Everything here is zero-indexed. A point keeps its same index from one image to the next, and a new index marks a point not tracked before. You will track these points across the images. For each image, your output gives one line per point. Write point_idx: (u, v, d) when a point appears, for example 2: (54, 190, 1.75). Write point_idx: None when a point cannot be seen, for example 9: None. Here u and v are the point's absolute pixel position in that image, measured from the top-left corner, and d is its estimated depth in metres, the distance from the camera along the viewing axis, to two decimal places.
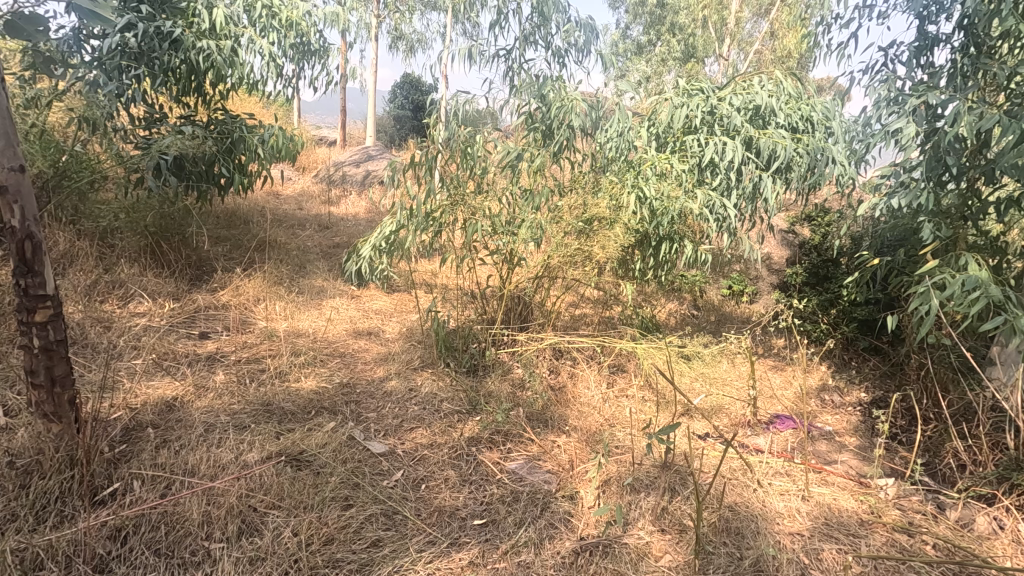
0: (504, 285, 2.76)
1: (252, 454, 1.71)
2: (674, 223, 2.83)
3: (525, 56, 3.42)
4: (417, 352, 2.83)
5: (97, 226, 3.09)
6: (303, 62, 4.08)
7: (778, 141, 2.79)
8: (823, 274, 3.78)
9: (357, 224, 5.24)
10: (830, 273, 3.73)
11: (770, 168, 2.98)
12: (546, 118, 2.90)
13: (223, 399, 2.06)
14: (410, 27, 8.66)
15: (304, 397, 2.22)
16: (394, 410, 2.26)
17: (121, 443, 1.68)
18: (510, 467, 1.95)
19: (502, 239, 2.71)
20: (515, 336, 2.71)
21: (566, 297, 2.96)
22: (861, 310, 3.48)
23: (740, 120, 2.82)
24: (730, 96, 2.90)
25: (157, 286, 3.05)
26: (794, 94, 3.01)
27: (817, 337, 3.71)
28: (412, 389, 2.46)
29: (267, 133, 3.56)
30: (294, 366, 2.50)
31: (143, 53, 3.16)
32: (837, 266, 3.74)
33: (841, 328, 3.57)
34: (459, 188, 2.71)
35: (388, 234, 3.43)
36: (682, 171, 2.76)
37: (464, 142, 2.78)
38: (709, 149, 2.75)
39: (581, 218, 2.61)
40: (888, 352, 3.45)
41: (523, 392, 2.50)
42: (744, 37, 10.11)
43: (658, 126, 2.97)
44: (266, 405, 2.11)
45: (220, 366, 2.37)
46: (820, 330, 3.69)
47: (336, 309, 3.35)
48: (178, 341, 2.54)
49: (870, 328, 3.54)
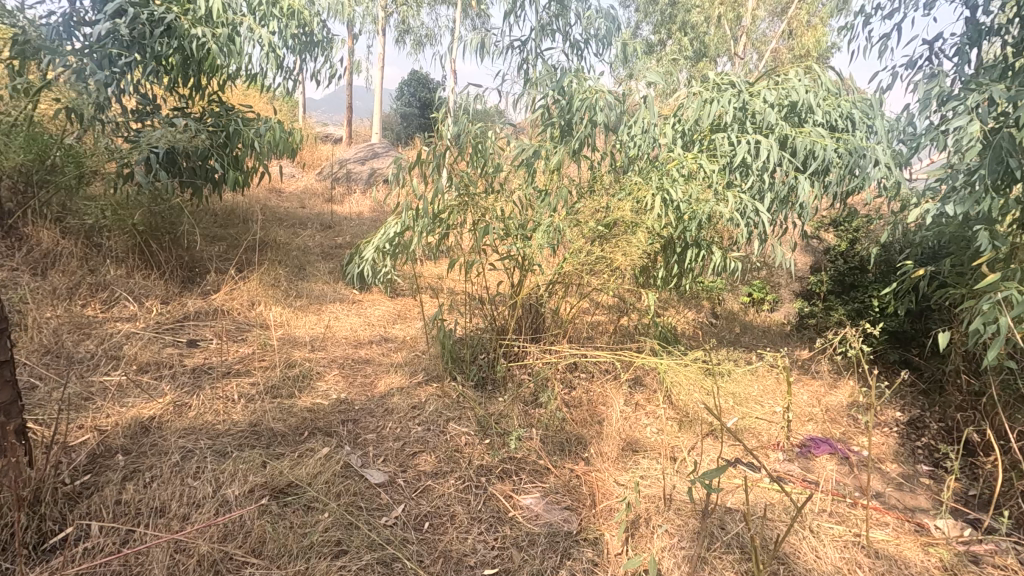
0: (516, 292, 2.56)
1: (232, 488, 1.52)
2: (701, 229, 2.61)
3: (541, 47, 3.18)
4: (422, 364, 2.63)
5: (83, 223, 2.90)
6: (304, 55, 3.86)
7: (819, 141, 2.55)
8: (849, 282, 3.60)
9: (361, 223, 5.06)
10: (856, 281, 3.54)
11: (807, 169, 2.75)
12: (566, 112, 2.65)
13: (205, 419, 1.86)
14: (416, 21, 8.44)
15: (297, 415, 2.03)
16: (395, 432, 2.06)
17: (84, 474, 1.49)
18: (524, 502, 1.74)
19: (515, 243, 2.49)
20: (528, 349, 2.52)
21: (582, 305, 2.75)
22: (891, 321, 3.28)
23: (775, 118, 2.59)
24: (764, 90, 2.67)
25: (145, 289, 2.86)
26: (833, 90, 2.77)
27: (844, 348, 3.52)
28: (416, 407, 2.26)
29: (264, 126, 3.33)
30: (288, 379, 2.30)
31: (134, 41, 2.97)
32: (865, 274, 3.52)
33: (870, 340, 3.38)
34: (469, 187, 2.49)
35: (392, 235, 3.23)
36: (712, 172, 2.54)
37: (474, 137, 2.58)
38: (742, 149, 2.52)
39: (601, 222, 2.39)
40: (922, 367, 3.22)
41: (535, 412, 2.30)
42: (757, 36, 9.89)
43: (685, 124, 2.74)
44: (253, 426, 1.90)
45: (207, 379, 2.18)
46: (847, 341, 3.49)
47: (335, 316, 3.15)
48: (162, 351, 2.35)
49: (901, 341, 3.35)
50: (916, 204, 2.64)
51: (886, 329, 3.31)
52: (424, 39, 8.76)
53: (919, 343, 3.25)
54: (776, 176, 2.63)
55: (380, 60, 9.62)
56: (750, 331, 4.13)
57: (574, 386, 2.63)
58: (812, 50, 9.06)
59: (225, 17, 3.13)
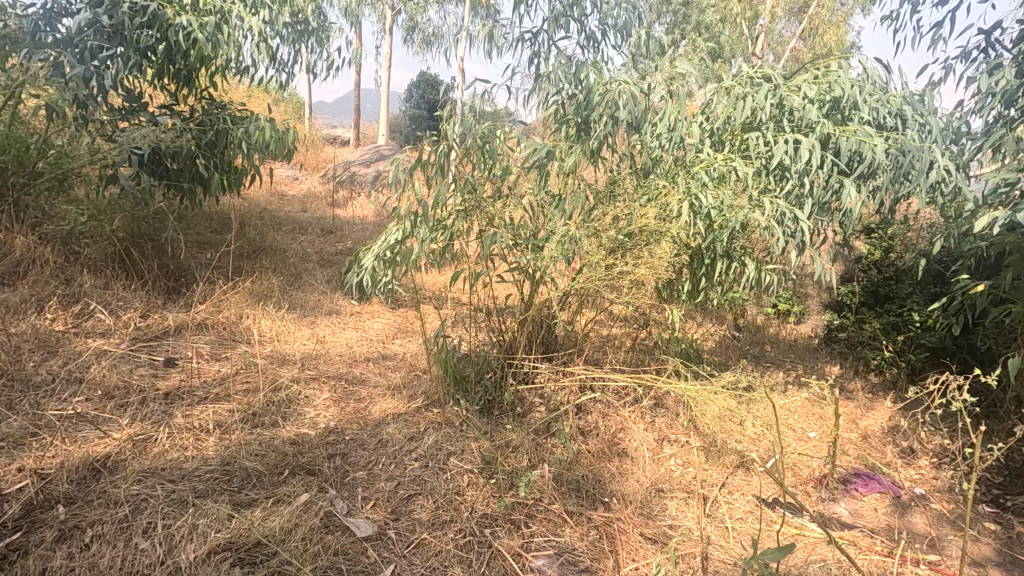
0: (527, 308, 2.32)
1: (188, 551, 1.30)
2: (734, 238, 2.34)
3: (555, 38, 2.89)
4: (422, 386, 2.39)
5: (59, 229, 2.65)
6: (300, 43, 3.66)
7: (868, 140, 2.27)
8: (884, 293, 3.32)
9: (364, 228, 4.82)
10: (893, 292, 3.26)
11: (852, 172, 2.47)
12: (584, 107, 2.38)
13: (170, 457, 1.63)
14: (423, 19, 8.31)
15: (277, 451, 1.79)
16: (389, 470, 1.82)
17: (13, 533, 1.27)
18: (536, 564, 1.52)
19: (525, 254, 2.25)
20: (539, 371, 2.29)
21: (599, 318, 2.51)
22: (930, 336, 3.02)
23: (816, 114, 2.31)
24: (803, 84, 2.39)
25: (123, 301, 2.63)
26: (882, 83, 2.48)
27: (878, 365, 3.29)
28: (413, 439, 2.02)
29: (254, 125, 3.07)
30: (272, 405, 2.07)
31: (116, 32, 2.84)
32: (901, 283, 3.25)
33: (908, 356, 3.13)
34: (475, 192, 2.25)
35: (393, 243, 3.00)
36: (746, 175, 2.28)
37: (481, 137, 2.32)
38: (780, 149, 2.24)
39: (623, 231, 2.15)
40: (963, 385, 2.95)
41: (548, 448, 2.06)
42: (774, 37, 9.68)
43: (714, 122, 2.47)
44: (225, 465, 1.67)
45: (179, 405, 1.95)
46: (882, 357, 3.26)
47: (330, 330, 2.91)
48: (134, 371, 2.12)
49: (941, 357, 3.08)
50: (978, 212, 2.35)
51: (925, 344, 3.05)
52: (431, 39, 8.63)
53: (961, 360, 2.99)
54: (819, 180, 2.35)
55: (387, 61, 9.44)
56: (777, 347, 3.83)
57: (590, 412, 2.38)
58: (835, 48, 8.74)
59: (211, 4, 2.96)
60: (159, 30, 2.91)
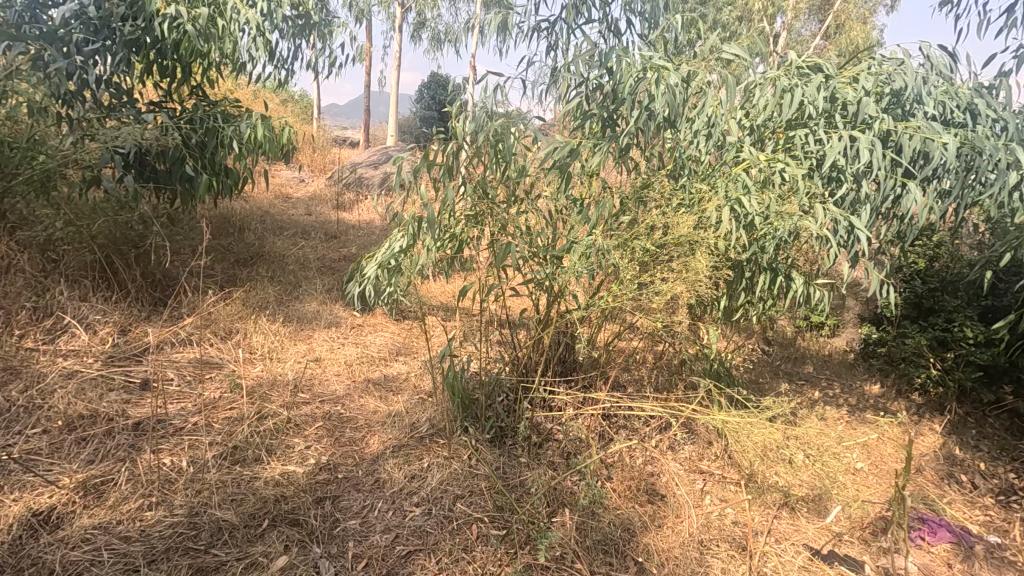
0: (544, 326, 2.08)
1: None
2: (780, 249, 2.07)
3: (574, 26, 2.62)
4: (426, 413, 2.14)
5: (35, 236, 2.39)
6: (300, 37, 3.45)
7: (936, 137, 1.98)
8: (928, 305, 2.99)
9: (371, 234, 4.59)
10: (938, 303, 2.93)
11: (916, 172, 2.17)
12: (611, 100, 2.10)
13: (128, 508, 1.44)
14: (433, 15, 8.10)
15: (257, 496, 1.56)
16: (386, 518, 1.59)
17: None
18: None
19: (544, 267, 2.01)
20: (557, 397, 2.04)
21: (624, 335, 2.25)
22: (982, 353, 2.69)
23: (875, 108, 2.03)
24: (861, 74, 2.10)
25: (101, 314, 2.43)
26: (948, 74, 2.19)
27: (923, 383, 2.99)
28: (415, 478, 1.78)
29: (246, 123, 2.83)
30: (258, 435, 1.83)
31: (103, 25, 2.61)
32: (948, 294, 2.91)
33: (957, 376, 2.80)
34: (487, 196, 2.01)
35: (397, 251, 2.78)
36: (794, 177, 2.01)
37: (494, 133, 2.05)
38: (834, 148, 1.96)
39: (655, 243, 1.89)
40: None
41: (568, 490, 1.81)
42: (794, 36, 9.36)
43: (756, 117, 2.18)
44: (192, 515, 1.46)
45: (150, 438, 1.73)
46: (928, 375, 2.94)
47: (329, 345, 2.68)
48: (105, 396, 1.90)
49: (993, 377, 2.77)
50: None
51: (977, 363, 2.73)
52: (442, 36, 8.42)
53: (1016, 379, 2.69)
54: (880, 183, 2.06)
55: (397, 61, 9.25)
56: (812, 364, 3.53)
57: (613, 442, 2.12)
58: (860, 46, 8.38)
59: None
60: (146, 21, 2.68)
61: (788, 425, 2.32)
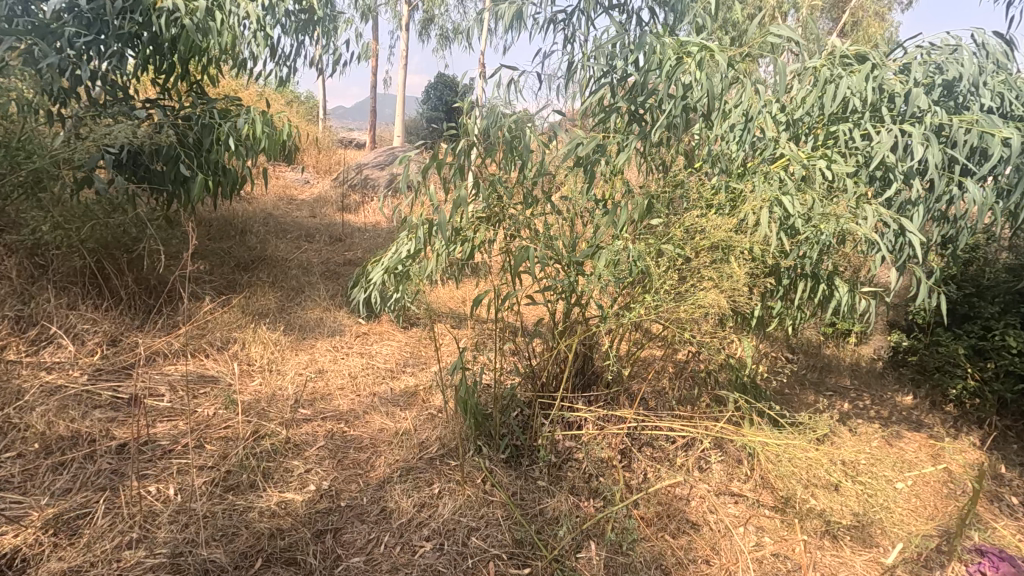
0: (564, 339, 1.90)
1: None
2: (823, 254, 1.89)
3: (594, 16, 2.46)
4: (436, 431, 1.97)
5: (21, 239, 2.25)
6: (303, 32, 3.30)
7: (997, 132, 1.80)
8: (964, 313, 2.78)
9: (376, 237, 4.43)
10: (974, 311, 2.72)
11: (970, 170, 1.99)
12: (638, 92, 1.94)
13: (105, 548, 1.29)
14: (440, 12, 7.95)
15: (251, 531, 1.40)
16: (392, 555, 1.43)
17: None
18: None
19: (564, 274, 1.84)
20: (578, 415, 1.87)
21: (650, 348, 2.07)
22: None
23: (928, 100, 1.86)
24: (911, 63, 1.92)
25: (91, 323, 2.29)
26: (1005, 63, 2.01)
27: (957, 395, 2.76)
28: (425, 506, 1.61)
29: (244, 120, 2.68)
30: (253, 457, 1.67)
31: (97, 19, 2.46)
32: (986, 301, 2.70)
33: (997, 387, 2.58)
34: (503, 196, 1.84)
35: (405, 255, 2.62)
36: (839, 174, 1.83)
37: (510, 129, 1.89)
38: (884, 144, 1.79)
39: (688, 247, 1.72)
40: None
41: (592, 521, 1.65)
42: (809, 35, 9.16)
43: (794, 110, 2.01)
44: (176, 555, 1.31)
45: (135, 462, 1.58)
46: (964, 387, 2.72)
47: (332, 356, 2.52)
48: (88, 414, 1.75)
49: None
50: None
51: (1018, 374, 2.52)
52: (449, 35, 8.28)
53: None
54: (934, 181, 1.89)
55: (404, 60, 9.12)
56: (841, 373, 3.34)
57: (639, 464, 1.95)
58: (878, 44, 8.16)
59: None
60: (142, 15, 2.54)
61: (827, 444, 2.14)
